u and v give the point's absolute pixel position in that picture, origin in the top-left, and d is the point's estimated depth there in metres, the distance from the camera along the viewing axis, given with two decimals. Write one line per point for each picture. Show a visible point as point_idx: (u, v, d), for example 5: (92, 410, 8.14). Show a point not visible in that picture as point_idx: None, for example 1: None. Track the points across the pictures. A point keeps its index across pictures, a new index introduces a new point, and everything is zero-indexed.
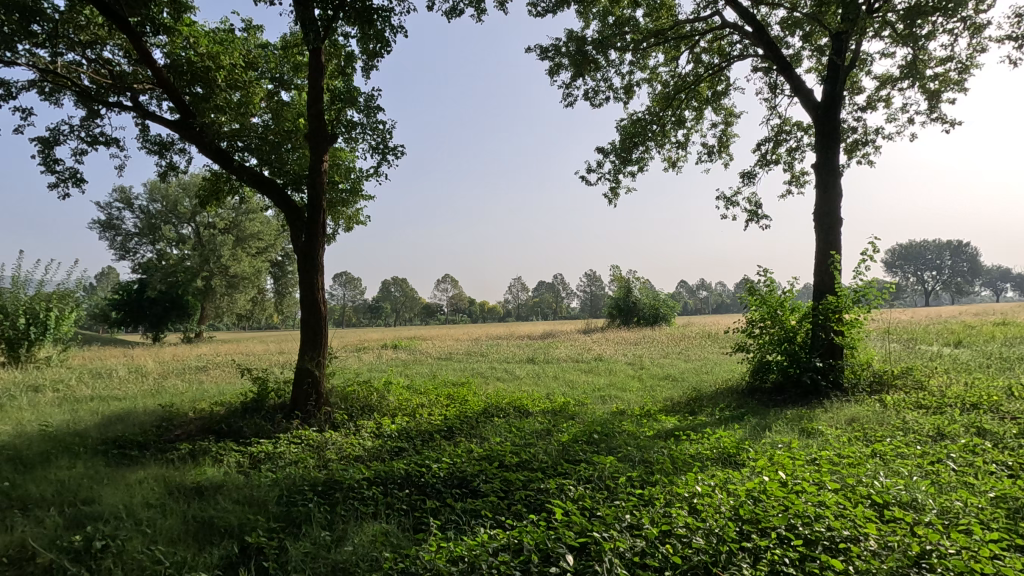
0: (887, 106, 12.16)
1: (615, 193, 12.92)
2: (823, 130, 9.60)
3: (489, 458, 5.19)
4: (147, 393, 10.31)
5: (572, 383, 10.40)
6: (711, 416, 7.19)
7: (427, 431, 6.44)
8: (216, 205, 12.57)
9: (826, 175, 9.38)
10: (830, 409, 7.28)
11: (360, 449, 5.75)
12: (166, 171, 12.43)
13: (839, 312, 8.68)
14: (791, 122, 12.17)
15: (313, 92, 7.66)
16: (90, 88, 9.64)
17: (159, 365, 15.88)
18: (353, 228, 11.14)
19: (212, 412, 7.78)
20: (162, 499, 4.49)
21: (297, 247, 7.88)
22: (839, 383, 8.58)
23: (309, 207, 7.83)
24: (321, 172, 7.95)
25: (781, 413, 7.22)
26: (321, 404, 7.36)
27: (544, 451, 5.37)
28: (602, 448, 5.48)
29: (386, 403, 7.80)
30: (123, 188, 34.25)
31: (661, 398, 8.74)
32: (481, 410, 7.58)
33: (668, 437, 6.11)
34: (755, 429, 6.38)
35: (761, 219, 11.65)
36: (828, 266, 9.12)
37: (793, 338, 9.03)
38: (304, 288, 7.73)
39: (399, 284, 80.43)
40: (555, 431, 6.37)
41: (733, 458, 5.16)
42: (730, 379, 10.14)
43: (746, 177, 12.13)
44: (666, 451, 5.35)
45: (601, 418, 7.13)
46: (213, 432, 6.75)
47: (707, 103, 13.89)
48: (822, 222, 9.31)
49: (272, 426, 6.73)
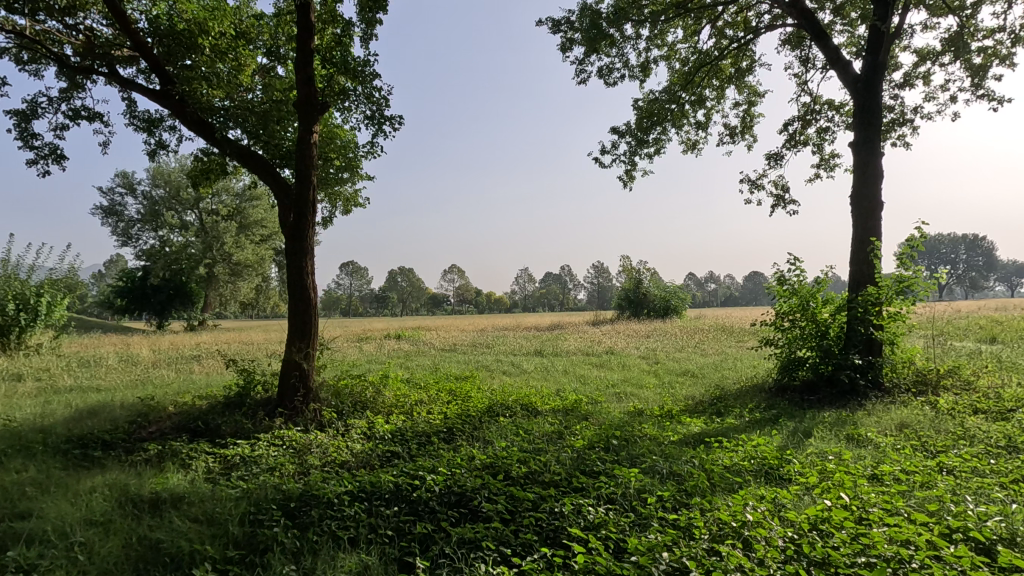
0: (926, 84, 11.31)
1: (630, 176, 12.16)
2: (863, 105, 8.74)
3: (493, 469, 4.49)
4: (130, 384, 9.69)
5: (584, 379, 9.69)
6: (742, 419, 6.46)
7: (424, 433, 5.77)
8: (208, 186, 11.94)
9: (866, 155, 8.56)
10: (874, 413, 6.53)
11: (347, 454, 5.09)
12: (154, 150, 11.79)
13: (879, 305, 7.90)
14: (821, 102, 11.31)
15: (301, 54, 6.84)
16: (68, 57, 8.93)
17: (154, 354, 15.31)
18: (350, 210, 10.45)
19: (192, 406, 7.13)
20: (108, 515, 3.84)
21: (285, 227, 7.16)
22: (878, 382, 7.80)
23: (298, 182, 7.09)
24: (312, 146, 7.22)
25: (819, 416, 6.48)
26: (309, 399, 6.71)
27: (557, 461, 4.68)
28: (624, 457, 4.78)
29: (381, 399, 7.13)
30: (124, 173, 33.72)
31: (683, 397, 8.01)
32: (486, 408, 6.89)
33: (697, 444, 5.39)
34: (793, 435, 5.64)
35: (788, 205, 10.81)
36: (867, 254, 8.31)
37: (825, 332, 8.25)
38: (292, 274, 7.04)
39: (405, 274, 80.01)
40: (568, 435, 5.66)
41: (778, 472, 4.44)
42: (754, 376, 9.38)
43: (773, 160, 11.27)
44: (697, 462, 4.65)
45: (619, 420, 6.41)
46: (188, 430, 6.11)
47: (730, 82, 13.01)
48: (859, 207, 8.51)
49: (253, 424, 6.08)
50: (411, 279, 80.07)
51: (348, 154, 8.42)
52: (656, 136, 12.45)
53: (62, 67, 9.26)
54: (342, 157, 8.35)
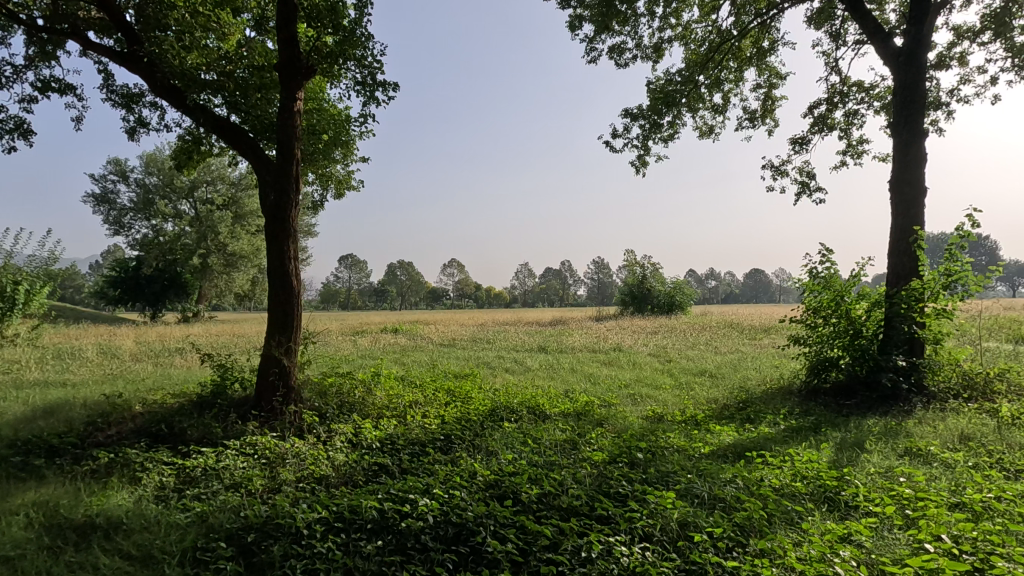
0: (961, 66, 10.55)
1: (642, 162, 11.41)
2: (905, 82, 7.93)
3: (498, 490, 3.77)
4: (101, 378, 8.92)
5: (593, 378, 8.95)
6: (777, 427, 5.72)
7: (418, 441, 5.04)
8: (192, 167, 11.12)
9: (908, 137, 7.78)
10: (925, 423, 5.80)
11: (326, 467, 4.35)
12: (133, 128, 10.99)
13: (923, 301, 7.14)
14: (850, 84, 10.51)
15: (284, 10, 6.00)
16: (31, 20, 8.09)
17: (138, 345, 14.59)
18: (342, 193, 9.66)
19: (161, 406, 6.39)
20: (22, 548, 3.09)
21: (264, 207, 6.36)
22: (922, 386, 7.06)
23: (279, 157, 6.29)
24: (296, 115, 6.40)
25: (863, 424, 5.77)
26: (289, 400, 5.95)
27: (575, 480, 3.95)
28: (654, 474, 4.04)
29: (371, 399, 6.40)
30: (117, 160, 32.94)
31: (705, 400, 7.26)
32: (488, 411, 6.14)
33: (735, 459, 4.66)
34: (843, 448, 4.89)
35: (814, 193, 10.04)
36: (907, 246, 7.54)
37: (860, 331, 7.51)
38: (273, 260, 6.25)
39: (405, 267, 79.30)
40: (583, 446, 4.92)
41: (843, 498, 3.71)
42: (779, 377, 8.65)
43: (798, 145, 10.47)
44: (742, 484, 3.93)
45: (640, 428, 5.67)
46: (148, 434, 5.34)
47: (749, 64, 12.16)
48: (901, 195, 7.74)
49: (223, 428, 5.31)
50: (411, 273, 79.27)
51: (338, 128, 7.59)
52: (671, 120, 11.67)
53: (29, 33, 8.46)
54: (331, 133, 7.53)
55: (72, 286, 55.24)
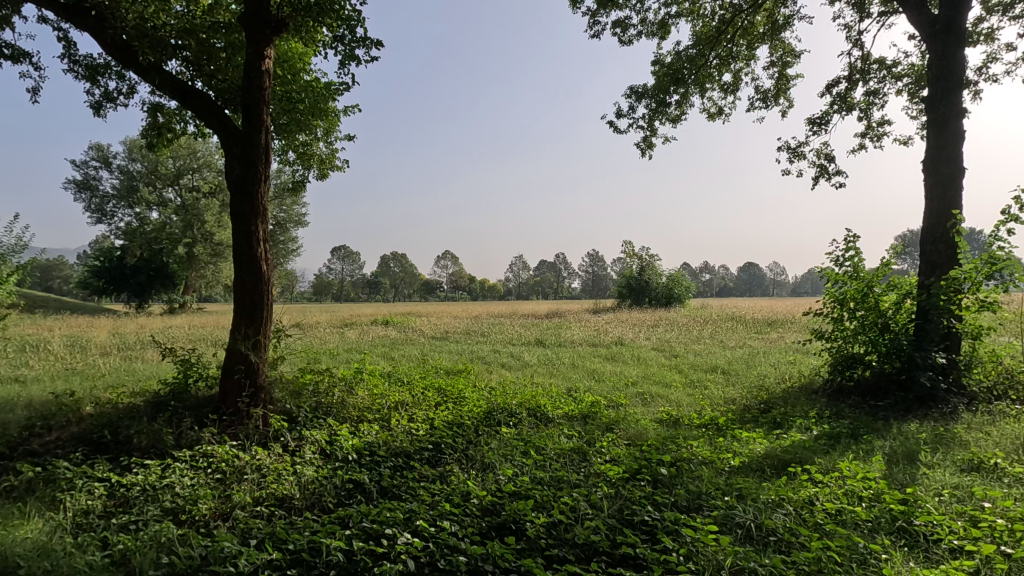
0: (989, 43, 9.86)
1: (648, 144, 10.69)
2: (944, 51, 7.20)
3: (497, 520, 3.08)
4: (59, 373, 8.14)
5: (597, 374, 8.27)
6: (810, 433, 5.05)
7: (402, 452, 4.34)
8: (164, 146, 10.26)
9: (946, 112, 7.08)
10: (976, 429, 5.15)
11: (290, 485, 3.64)
12: (99, 103, 10.07)
13: (961, 293, 6.47)
14: (871, 62, 9.81)
15: None
16: None
17: (112, 337, 13.80)
18: (325, 173, 8.88)
19: (112, 406, 5.64)
20: None
21: (229, 181, 5.58)
22: (960, 385, 6.41)
23: (245, 125, 5.50)
24: (265, 77, 5.61)
25: (906, 430, 5.12)
26: (258, 400, 5.24)
27: (590, 505, 3.25)
28: (683, 497, 3.37)
29: (352, 401, 5.68)
30: (99, 146, 31.85)
31: (723, 400, 6.61)
32: (483, 415, 5.43)
33: (775, 474, 3.98)
34: (895, 461, 4.23)
35: (834, 177, 9.35)
36: (945, 231, 6.88)
37: (890, 325, 6.87)
38: (238, 242, 5.49)
39: (398, 259, 78.28)
40: (595, 457, 4.24)
41: (919, 530, 3.03)
42: (798, 375, 8.00)
43: (816, 126, 9.76)
44: (795, 511, 3.23)
45: (657, 435, 4.98)
46: (89, 442, 4.60)
47: (760, 41, 11.39)
48: (936, 176, 7.07)
49: (176, 435, 4.57)
50: (404, 264, 78.26)
51: (317, 96, 6.82)
52: (678, 100, 10.93)
53: None
54: (309, 101, 6.75)
55: (58, 276, 54.08)
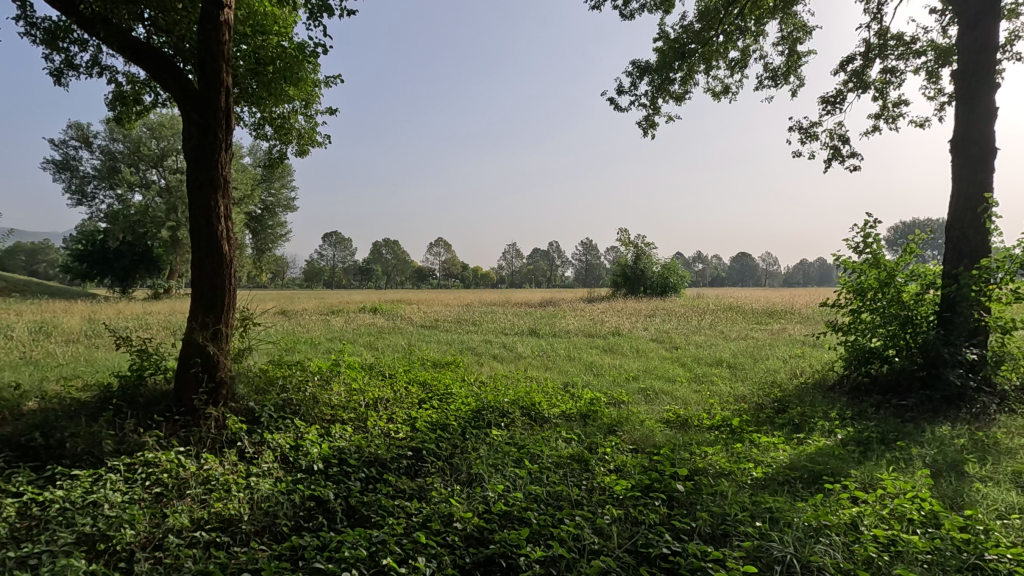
0: (1012, 19, 9.28)
1: (649, 122, 10.08)
2: (976, 19, 6.59)
3: (484, 555, 2.52)
4: (13, 362, 7.50)
5: (596, 367, 7.75)
6: (835, 438, 4.53)
7: (375, 460, 3.77)
8: (131, 119, 9.51)
9: (977, 86, 6.50)
10: (1017, 433, 4.67)
11: (240, 503, 3.07)
12: (61, 71, 9.30)
13: (990, 284, 5.92)
14: (888, 37, 9.21)
15: None
16: None
17: (84, 323, 13.12)
18: (303, 147, 8.22)
19: (56, 402, 5.03)
20: None
21: (185, 148, 4.91)
22: (989, 384, 5.92)
23: (202, 85, 4.81)
24: (225, 29, 4.90)
25: (939, 434, 4.63)
26: (217, 397, 4.65)
27: (596, 532, 2.72)
28: (706, 522, 2.84)
29: (325, 398, 5.10)
30: (79, 124, 30.73)
31: (734, 397, 6.09)
32: (472, 414, 4.87)
33: (807, 490, 3.44)
34: (941, 474, 3.70)
35: (847, 159, 8.79)
36: (975, 217, 6.36)
37: (912, 318, 6.37)
38: (196, 219, 4.85)
39: (390, 246, 77.21)
40: (598, 467, 3.69)
41: (995, 568, 2.50)
42: (809, 371, 7.51)
43: (830, 105, 9.18)
44: (840, 542, 2.70)
45: (666, 439, 4.45)
46: (19, 445, 4.00)
47: (770, 15, 10.72)
48: (966, 157, 6.51)
49: (119, 438, 3.99)
50: (396, 251, 77.34)
51: (290, 59, 6.14)
52: (682, 76, 10.31)
53: None
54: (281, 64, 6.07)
55: (41, 260, 52.88)
